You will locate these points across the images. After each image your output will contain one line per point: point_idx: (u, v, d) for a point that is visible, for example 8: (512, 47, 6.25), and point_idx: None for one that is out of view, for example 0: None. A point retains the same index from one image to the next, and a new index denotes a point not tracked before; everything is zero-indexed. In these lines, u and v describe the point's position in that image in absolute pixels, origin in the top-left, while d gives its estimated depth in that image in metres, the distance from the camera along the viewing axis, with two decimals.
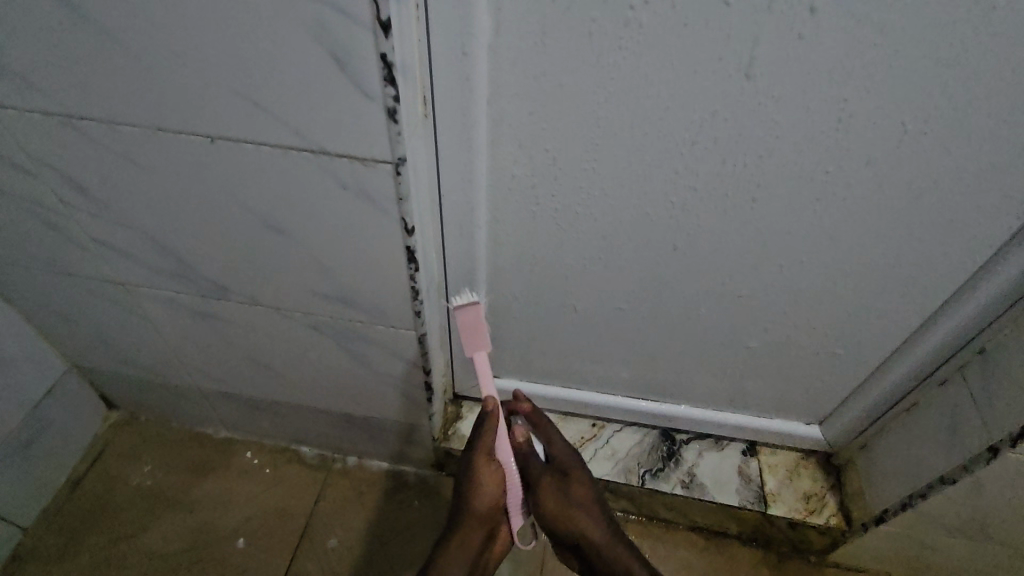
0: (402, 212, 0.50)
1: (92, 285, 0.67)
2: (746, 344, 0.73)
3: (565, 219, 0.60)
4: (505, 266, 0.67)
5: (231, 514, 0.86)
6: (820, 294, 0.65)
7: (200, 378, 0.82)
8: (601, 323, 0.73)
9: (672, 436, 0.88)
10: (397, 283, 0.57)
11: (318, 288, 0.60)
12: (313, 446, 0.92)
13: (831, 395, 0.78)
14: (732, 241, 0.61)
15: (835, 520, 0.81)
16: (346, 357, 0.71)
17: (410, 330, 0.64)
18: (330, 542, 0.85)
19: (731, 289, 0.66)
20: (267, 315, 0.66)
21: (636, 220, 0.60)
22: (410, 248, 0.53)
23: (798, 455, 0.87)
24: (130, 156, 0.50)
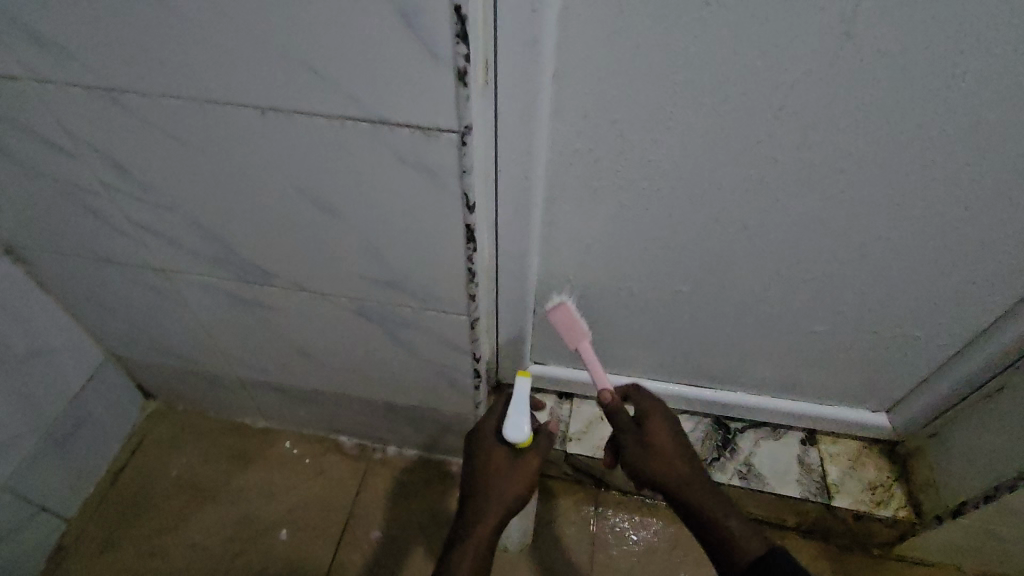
0: (464, 186, 0.46)
1: (131, 272, 0.65)
2: (811, 328, 0.69)
3: (628, 196, 0.56)
4: (560, 247, 0.63)
5: (273, 505, 0.85)
6: (904, 275, 0.60)
7: (240, 367, 0.80)
8: (657, 308, 0.69)
9: (726, 425, 0.85)
10: (453, 265, 0.54)
11: (367, 272, 0.57)
12: (351, 436, 0.90)
13: (902, 382, 0.73)
14: (812, 219, 0.56)
15: (904, 512, 0.77)
16: (392, 344, 0.68)
17: (462, 315, 0.60)
18: (374, 533, 0.83)
19: (805, 270, 0.61)
20: (311, 300, 0.63)
21: (709, 195, 0.55)
22: (469, 226, 0.50)
23: (860, 444, 0.83)
24: (173, 133, 0.47)
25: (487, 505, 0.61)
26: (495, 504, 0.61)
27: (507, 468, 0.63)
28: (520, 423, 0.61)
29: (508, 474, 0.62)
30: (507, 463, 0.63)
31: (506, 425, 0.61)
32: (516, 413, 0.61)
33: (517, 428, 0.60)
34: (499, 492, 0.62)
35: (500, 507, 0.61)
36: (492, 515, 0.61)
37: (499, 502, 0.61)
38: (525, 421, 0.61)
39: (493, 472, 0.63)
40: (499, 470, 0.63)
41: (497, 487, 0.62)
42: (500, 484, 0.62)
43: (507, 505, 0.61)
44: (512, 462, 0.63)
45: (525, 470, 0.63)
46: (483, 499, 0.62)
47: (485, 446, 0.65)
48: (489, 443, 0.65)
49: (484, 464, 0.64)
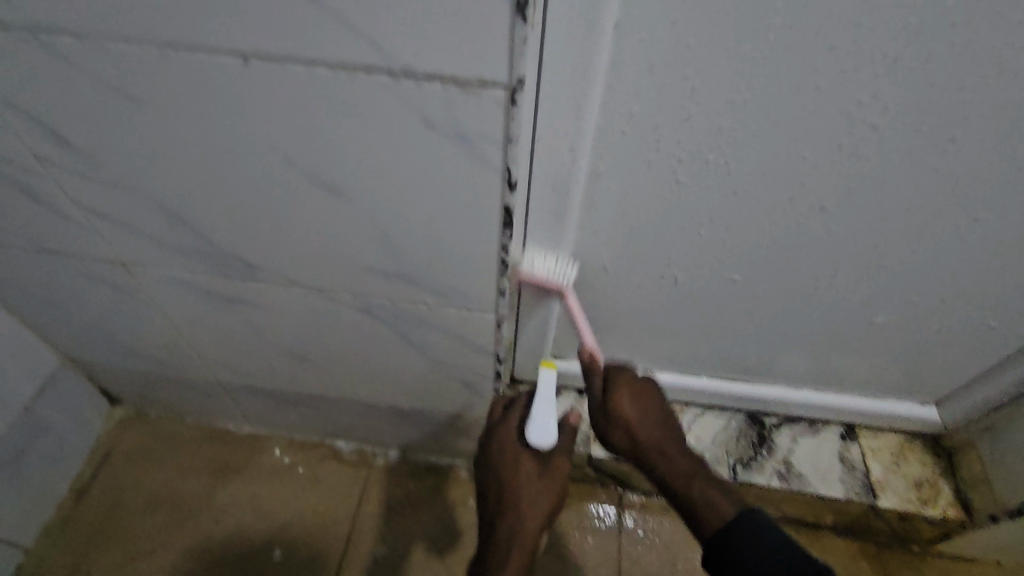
0: (506, 161, 0.36)
1: (84, 265, 0.54)
2: (871, 320, 0.61)
3: (687, 171, 0.47)
4: (600, 230, 0.54)
5: (264, 521, 0.76)
6: (994, 263, 0.52)
7: (220, 370, 0.70)
8: (702, 299, 0.61)
9: (761, 420, 0.78)
10: (482, 257, 0.45)
11: (376, 263, 0.48)
12: (349, 441, 0.81)
13: (959, 376, 0.67)
14: (903, 199, 0.48)
15: (952, 511, 0.72)
16: (402, 344, 0.58)
17: (488, 313, 0.51)
18: (380, 549, 0.75)
19: (881, 257, 0.53)
20: (306, 297, 0.53)
21: (787, 168, 0.46)
22: (507, 209, 0.40)
23: (902, 438, 0.77)
24: (127, 89, 0.36)
25: (522, 521, 0.51)
26: (530, 519, 0.51)
27: (540, 474, 0.53)
28: (547, 423, 0.51)
29: (542, 484, 0.53)
30: (539, 471, 0.53)
31: (529, 426, 0.52)
32: (543, 413, 0.52)
33: (543, 431, 0.51)
34: (534, 504, 0.52)
35: (536, 521, 0.51)
36: (529, 533, 0.51)
37: (532, 514, 0.52)
38: (552, 426, 0.52)
39: (522, 480, 0.52)
40: (532, 479, 0.53)
41: (531, 499, 0.52)
42: (534, 495, 0.52)
43: (544, 519, 0.52)
44: (544, 467, 0.53)
45: (558, 477, 0.53)
46: (517, 514, 0.52)
47: (509, 449, 0.54)
48: (515, 444, 0.54)
49: (513, 474, 0.53)
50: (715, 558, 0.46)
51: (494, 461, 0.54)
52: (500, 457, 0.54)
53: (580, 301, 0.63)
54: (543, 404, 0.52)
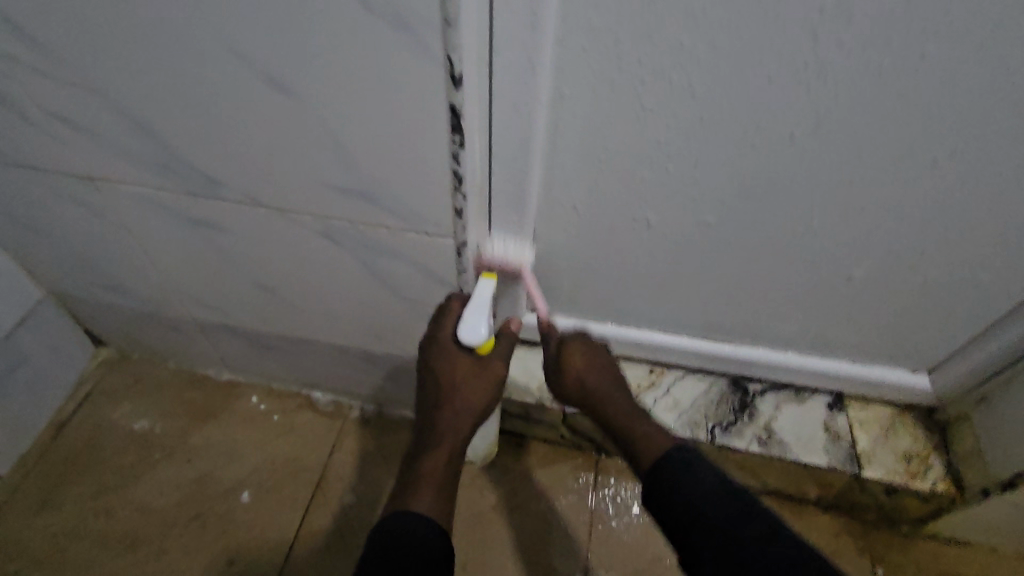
0: (447, 47, 0.36)
1: (58, 181, 0.55)
2: (850, 275, 0.59)
3: (652, 93, 0.46)
4: (566, 162, 0.53)
5: (234, 464, 0.76)
6: (981, 207, 0.49)
7: (194, 307, 0.70)
8: (676, 245, 0.60)
9: (744, 386, 0.76)
10: (433, 166, 0.44)
11: (333, 177, 0.47)
12: (325, 392, 0.81)
13: (951, 341, 0.64)
14: (880, 128, 0.45)
15: (943, 485, 0.69)
16: (365, 276, 0.58)
17: (448, 239, 0.51)
18: (347, 496, 0.74)
19: (861, 197, 0.51)
20: (269, 219, 0.54)
21: (753, 88, 0.44)
22: (453, 107, 0.39)
23: (893, 411, 0.74)
24: None
25: (455, 419, 0.54)
26: (463, 414, 0.54)
27: (472, 374, 0.54)
28: (479, 323, 0.52)
29: (475, 383, 0.54)
30: (472, 369, 0.54)
31: (463, 324, 0.52)
32: (476, 310, 0.52)
33: (474, 328, 0.52)
34: (464, 399, 0.54)
35: (469, 418, 0.54)
36: (463, 427, 0.54)
37: (464, 419, 0.54)
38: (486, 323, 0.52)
39: (454, 384, 0.54)
40: (464, 381, 0.54)
41: (463, 397, 0.54)
42: (465, 395, 0.54)
43: (478, 413, 0.55)
44: (476, 369, 0.54)
45: (491, 377, 0.55)
46: (450, 411, 0.54)
47: (443, 357, 0.54)
48: (448, 345, 0.54)
49: (445, 378, 0.54)
50: (662, 496, 0.47)
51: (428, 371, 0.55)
52: (434, 363, 0.55)
53: (552, 245, 0.62)
54: (478, 309, 0.53)
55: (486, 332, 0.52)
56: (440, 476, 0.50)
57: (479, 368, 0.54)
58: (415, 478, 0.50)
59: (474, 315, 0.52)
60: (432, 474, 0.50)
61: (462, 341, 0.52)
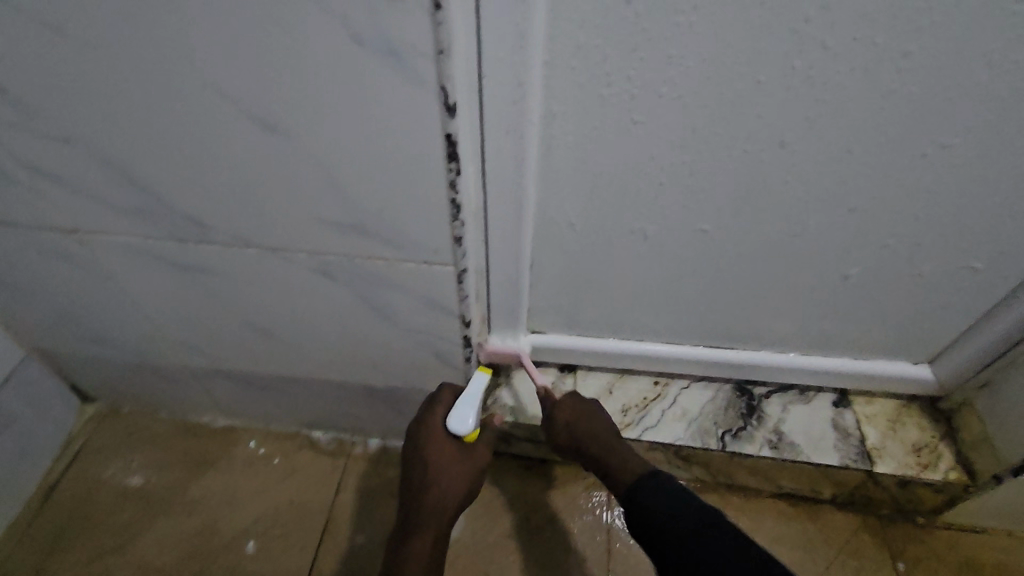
0: (441, 76, 0.35)
1: (40, 236, 0.54)
2: (847, 273, 0.59)
3: (642, 107, 0.46)
4: (560, 181, 0.53)
5: (237, 513, 0.73)
6: (969, 198, 0.50)
7: (186, 354, 0.68)
8: (673, 255, 0.60)
9: (749, 390, 0.76)
10: (430, 195, 0.43)
11: (327, 214, 0.47)
12: (327, 430, 0.79)
13: (948, 329, 0.65)
14: (869, 127, 0.45)
15: (955, 474, 0.69)
16: (363, 310, 0.57)
17: (448, 267, 0.50)
18: (357, 537, 0.71)
19: (853, 197, 0.51)
20: (262, 259, 0.52)
21: (743, 95, 0.44)
22: (449, 134, 0.39)
23: (897, 403, 0.75)
24: (57, 23, 0.37)
25: (440, 505, 0.56)
26: (448, 497, 0.57)
27: (457, 458, 0.58)
28: (467, 415, 0.56)
29: (460, 466, 0.58)
30: (457, 454, 0.57)
31: (452, 415, 0.57)
32: (465, 405, 0.57)
33: (462, 419, 0.56)
34: (449, 482, 0.57)
35: (454, 503, 0.57)
36: (448, 511, 0.57)
37: (450, 502, 0.57)
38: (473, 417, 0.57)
39: (441, 464, 0.57)
40: (451, 465, 0.57)
41: (449, 481, 0.57)
42: (451, 476, 0.57)
43: (463, 495, 0.57)
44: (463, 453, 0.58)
45: (477, 462, 0.59)
46: (436, 496, 0.56)
47: (432, 439, 0.57)
48: (436, 431, 0.58)
49: (432, 461, 0.57)
50: (649, 532, 0.49)
51: (415, 454, 0.58)
52: (421, 447, 0.57)
53: (549, 264, 0.62)
54: (469, 400, 0.57)
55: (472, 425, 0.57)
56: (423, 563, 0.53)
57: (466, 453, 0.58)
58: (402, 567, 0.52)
59: (463, 408, 0.57)
60: (418, 561, 0.53)
61: (449, 429, 0.56)
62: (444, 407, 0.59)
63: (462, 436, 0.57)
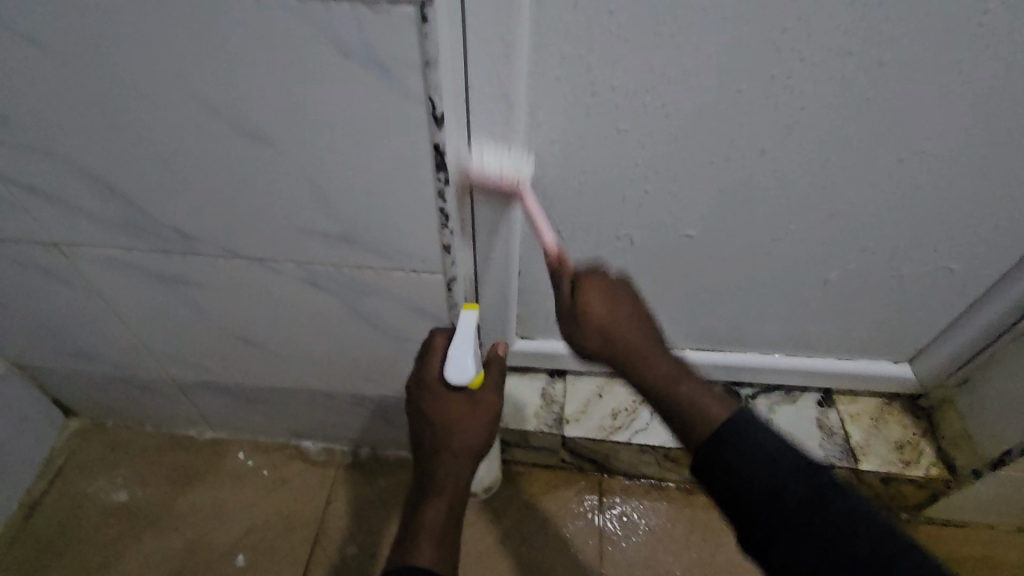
0: (428, 88, 0.36)
1: (22, 250, 0.53)
2: (828, 276, 0.61)
3: (626, 115, 0.47)
4: (547, 189, 0.53)
5: (225, 526, 0.72)
6: (943, 202, 0.52)
7: (172, 366, 0.67)
8: (659, 261, 0.60)
9: (736, 392, 0.77)
10: (419, 205, 0.44)
11: (315, 224, 0.47)
12: (316, 440, 0.78)
13: (927, 329, 0.66)
14: (847, 135, 0.47)
15: (937, 470, 0.70)
16: (353, 319, 0.57)
17: (437, 276, 0.50)
18: (348, 548, 0.71)
19: (831, 202, 0.52)
20: (249, 270, 0.52)
21: (724, 103, 0.45)
22: (437, 145, 0.39)
23: (880, 401, 0.76)
24: (40, 38, 0.36)
25: (454, 463, 0.49)
26: (462, 454, 0.50)
27: (465, 409, 0.51)
28: (466, 361, 0.50)
29: (470, 418, 0.50)
30: (466, 403, 0.51)
31: (447, 363, 0.50)
32: (460, 350, 0.50)
33: (461, 363, 0.50)
34: (462, 436, 0.50)
35: (469, 460, 0.50)
36: (463, 471, 0.49)
37: (464, 457, 0.50)
38: (471, 361, 0.50)
39: (446, 418, 0.50)
40: (461, 419, 0.50)
41: (461, 437, 0.50)
42: (462, 429, 0.50)
43: (477, 452, 0.51)
44: (471, 401, 0.51)
45: (489, 410, 0.51)
46: (448, 453, 0.50)
47: (432, 392, 0.51)
48: (435, 385, 0.52)
49: (439, 415, 0.51)
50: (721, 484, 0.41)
51: (418, 412, 0.52)
52: (424, 406, 0.52)
53: (537, 271, 0.63)
54: (463, 342, 0.51)
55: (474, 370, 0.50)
56: (438, 531, 0.46)
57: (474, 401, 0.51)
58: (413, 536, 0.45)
59: (457, 351, 0.50)
60: (432, 530, 0.46)
61: (449, 380, 0.50)
62: (440, 354, 0.53)
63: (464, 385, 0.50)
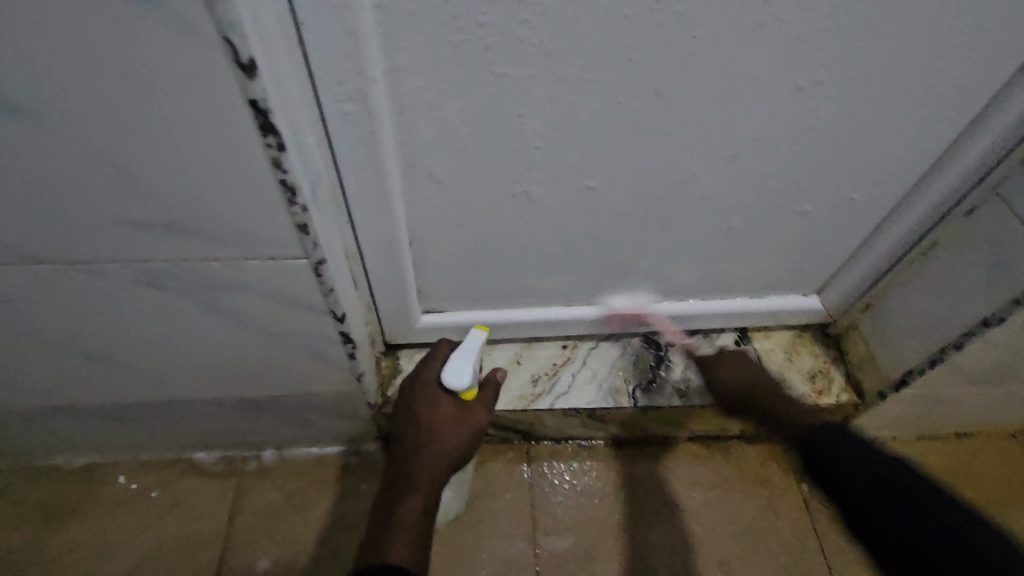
0: (223, 26, 0.27)
1: None
2: (734, 218, 0.58)
3: (501, 54, 0.40)
4: (422, 147, 0.46)
5: (114, 560, 0.64)
6: (842, 132, 0.49)
7: (6, 396, 0.56)
8: (560, 217, 0.55)
9: (656, 341, 0.75)
10: (252, 179, 0.35)
11: (128, 216, 0.37)
12: (211, 450, 0.70)
13: (833, 261, 0.66)
14: (745, 64, 0.42)
15: (846, 395, 0.72)
16: (213, 319, 0.48)
17: (300, 260, 0.42)
18: (260, 562, 0.65)
19: (732, 141, 0.49)
20: (62, 278, 0.42)
21: (609, 34, 0.39)
22: (255, 102, 0.31)
23: (793, 333, 0.77)
24: None
25: (430, 465, 0.54)
26: (440, 456, 0.54)
27: (453, 415, 0.55)
28: (464, 369, 0.53)
29: (452, 423, 0.55)
30: (456, 410, 0.55)
31: (446, 368, 0.53)
32: (462, 358, 0.53)
33: (460, 375, 0.53)
34: (443, 439, 0.55)
35: (444, 464, 0.55)
36: (441, 472, 0.54)
37: (444, 456, 0.55)
38: (467, 367, 0.53)
39: (436, 419, 0.55)
40: (446, 423, 0.55)
41: (443, 440, 0.55)
42: (445, 431, 0.55)
43: (457, 456, 0.55)
44: (462, 407, 0.55)
45: (475, 419, 0.56)
46: (429, 455, 0.54)
47: (428, 393, 0.56)
48: (432, 389, 0.56)
49: (429, 415, 0.56)
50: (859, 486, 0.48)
51: (409, 413, 0.57)
52: (416, 407, 0.56)
53: (430, 240, 0.56)
54: (466, 352, 0.54)
55: (470, 378, 0.53)
56: (412, 524, 0.51)
57: (463, 410, 0.55)
58: (390, 531, 0.50)
59: (456, 359, 0.53)
60: (407, 526, 0.51)
61: (446, 383, 0.53)
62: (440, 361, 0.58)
63: (460, 389, 0.53)
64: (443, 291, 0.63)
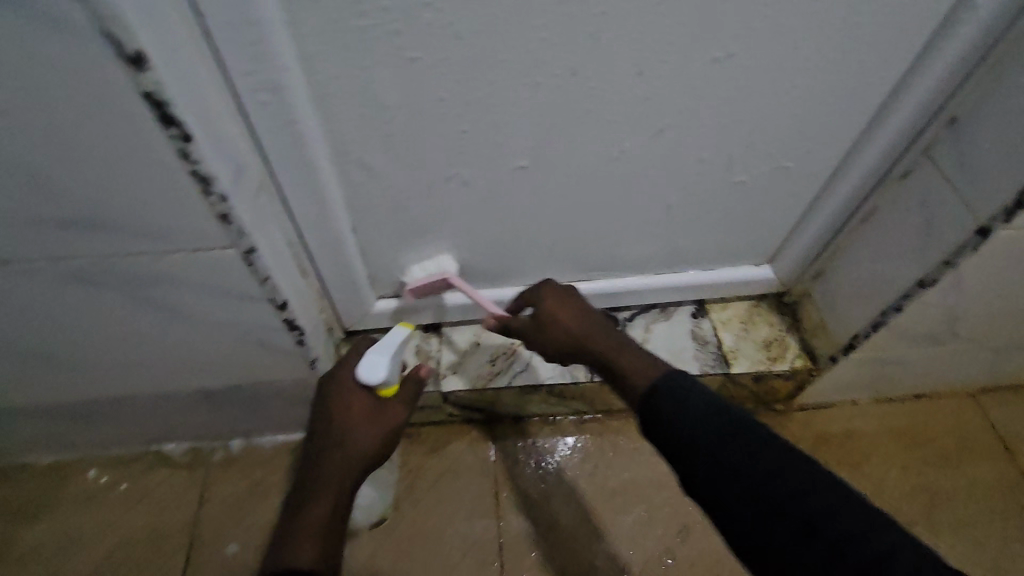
0: (103, 19, 0.28)
1: None
2: (673, 191, 0.59)
3: (412, 38, 0.40)
4: (350, 134, 0.47)
5: (85, 551, 0.66)
6: (766, 103, 0.50)
7: None
8: (500, 199, 0.56)
9: (614, 316, 0.76)
10: (163, 170, 0.36)
11: (47, 214, 0.38)
12: (178, 441, 0.72)
13: (780, 231, 0.67)
14: (657, 39, 0.43)
15: (800, 361, 0.74)
16: (153, 313, 0.49)
17: (229, 250, 0.43)
18: (229, 547, 0.66)
19: (658, 116, 0.49)
20: None
21: (517, 15, 0.39)
22: (149, 94, 0.32)
23: (749, 304, 0.78)
24: None
25: (342, 463, 0.52)
26: (350, 457, 0.53)
27: (366, 412, 0.54)
28: (376, 364, 0.52)
29: (364, 422, 0.54)
30: (368, 409, 0.54)
31: (359, 363, 0.52)
32: (376, 353, 0.52)
33: (372, 370, 0.52)
34: (355, 440, 0.53)
35: (358, 462, 0.53)
36: (351, 473, 0.53)
37: (354, 456, 0.53)
38: (378, 363, 0.52)
39: (346, 418, 0.53)
40: (358, 422, 0.54)
41: (354, 440, 0.53)
42: (356, 430, 0.53)
43: (369, 456, 0.54)
44: (375, 406, 0.54)
45: (388, 417, 0.54)
46: (338, 455, 0.53)
47: (342, 391, 0.54)
48: (347, 385, 0.54)
49: (340, 413, 0.54)
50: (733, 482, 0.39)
51: (323, 409, 0.55)
52: (330, 404, 0.54)
53: (374, 226, 0.57)
54: (381, 347, 0.53)
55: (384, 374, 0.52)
56: (317, 527, 0.50)
57: (376, 408, 0.54)
58: (295, 533, 0.50)
59: (367, 355, 0.52)
60: (312, 527, 0.50)
61: (359, 379, 0.52)
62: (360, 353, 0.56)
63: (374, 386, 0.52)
64: (395, 275, 0.64)
